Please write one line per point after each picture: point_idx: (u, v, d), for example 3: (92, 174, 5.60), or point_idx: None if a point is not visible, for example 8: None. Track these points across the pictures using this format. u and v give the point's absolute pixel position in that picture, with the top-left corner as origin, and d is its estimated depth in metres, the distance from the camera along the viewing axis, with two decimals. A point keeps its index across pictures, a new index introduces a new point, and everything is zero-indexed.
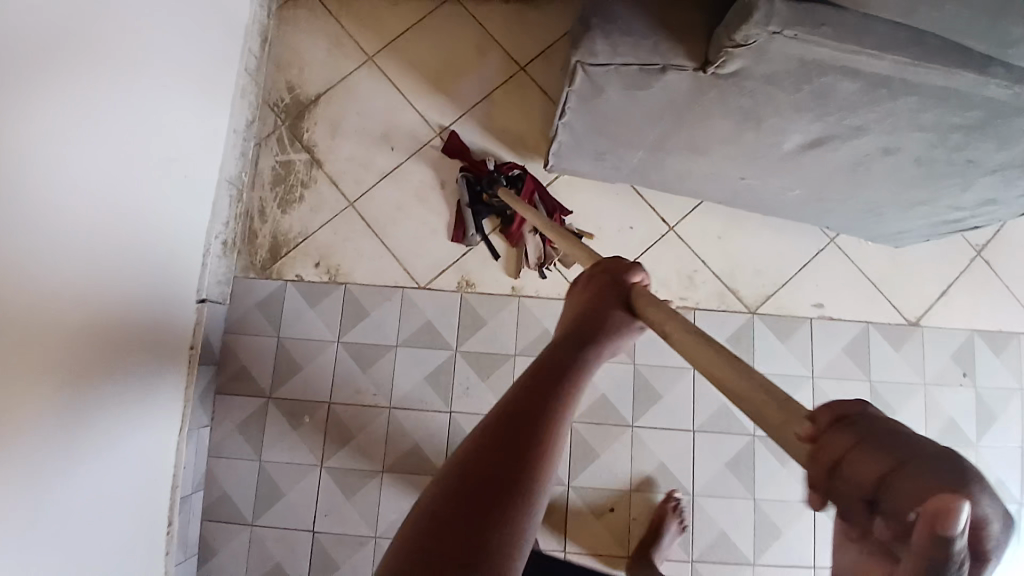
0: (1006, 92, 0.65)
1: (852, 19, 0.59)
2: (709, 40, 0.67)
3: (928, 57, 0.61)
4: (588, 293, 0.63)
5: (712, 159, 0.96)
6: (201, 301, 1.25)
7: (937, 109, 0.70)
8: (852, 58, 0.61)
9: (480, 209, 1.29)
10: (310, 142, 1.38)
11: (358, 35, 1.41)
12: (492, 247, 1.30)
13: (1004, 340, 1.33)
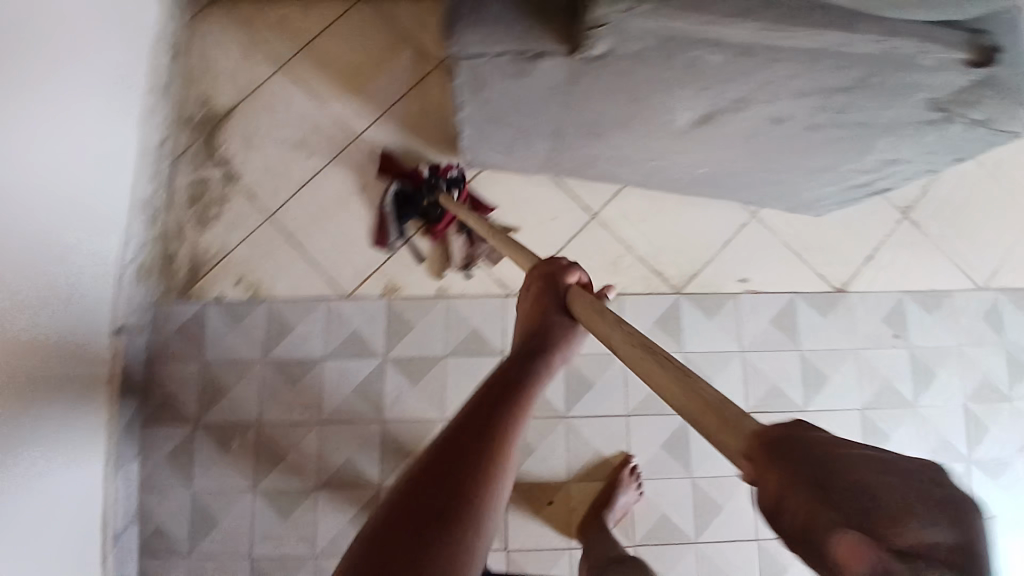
0: (877, 46, 0.60)
1: None
2: (573, 21, 0.66)
3: (784, 20, 0.58)
4: (534, 304, 0.71)
5: (615, 143, 0.94)
6: (115, 331, 1.18)
7: (811, 74, 0.66)
8: (709, 28, 0.59)
9: (407, 213, 1.27)
10: (225, 158, 1.32)
11: (270, 42, 1.36)
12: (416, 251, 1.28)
13: (935, 299, 1.33)
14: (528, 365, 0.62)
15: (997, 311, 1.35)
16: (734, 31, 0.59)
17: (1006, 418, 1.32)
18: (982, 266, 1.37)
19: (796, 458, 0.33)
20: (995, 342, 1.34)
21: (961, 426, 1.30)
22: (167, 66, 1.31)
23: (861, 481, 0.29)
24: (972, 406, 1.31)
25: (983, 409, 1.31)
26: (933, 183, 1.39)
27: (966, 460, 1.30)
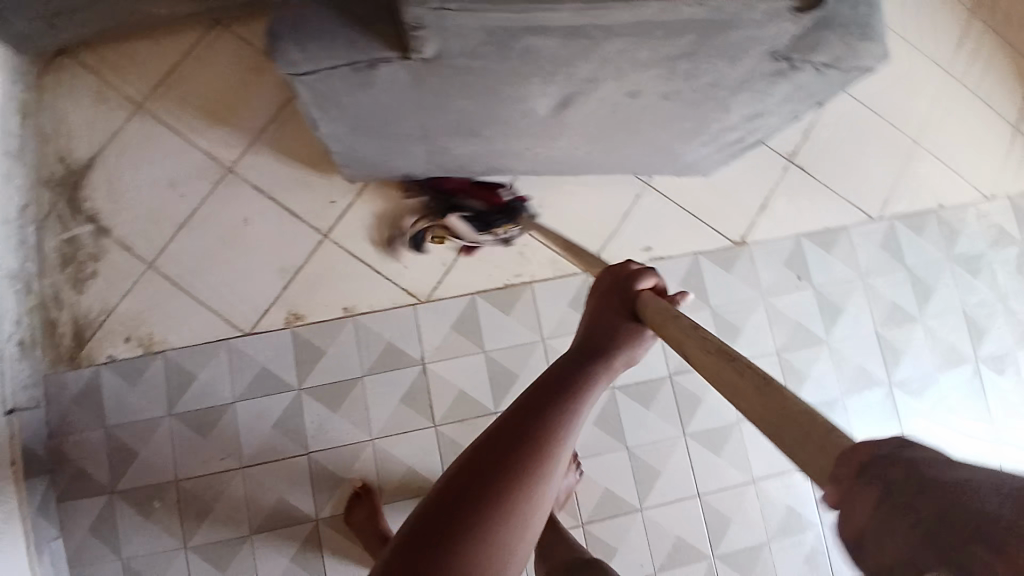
0: (700, 9, 0.58)
1: None
2: (399, 27, 0.63)
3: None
4: (599, 298, 0.62)
5: (489, 137, 0.91)
6: (8, 414, 1.08)
7: (648, 46, 0.63)
8: (527, 17, 0.56)
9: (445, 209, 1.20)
10: (92, 208, 1.21)
11: (122, 82, 1.24)
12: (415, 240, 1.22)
13: (831, 237, 1.35)
14: (591, 372, 0.54)
15: (894, 238, 1.38)
16: (557, 14, 0.57)
17: (918, 339, 1.36)
18: (875, 198, 1.38)
19: (890, 472, 0.29)
20: (897, 268, 1.37)
21: (876, 354, 1.33)
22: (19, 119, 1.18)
23: (954, 497, 0.26)
24: (883, 334, 1.34)
25: (895, 335, 1.35)
26: (817, 122, 1.38)
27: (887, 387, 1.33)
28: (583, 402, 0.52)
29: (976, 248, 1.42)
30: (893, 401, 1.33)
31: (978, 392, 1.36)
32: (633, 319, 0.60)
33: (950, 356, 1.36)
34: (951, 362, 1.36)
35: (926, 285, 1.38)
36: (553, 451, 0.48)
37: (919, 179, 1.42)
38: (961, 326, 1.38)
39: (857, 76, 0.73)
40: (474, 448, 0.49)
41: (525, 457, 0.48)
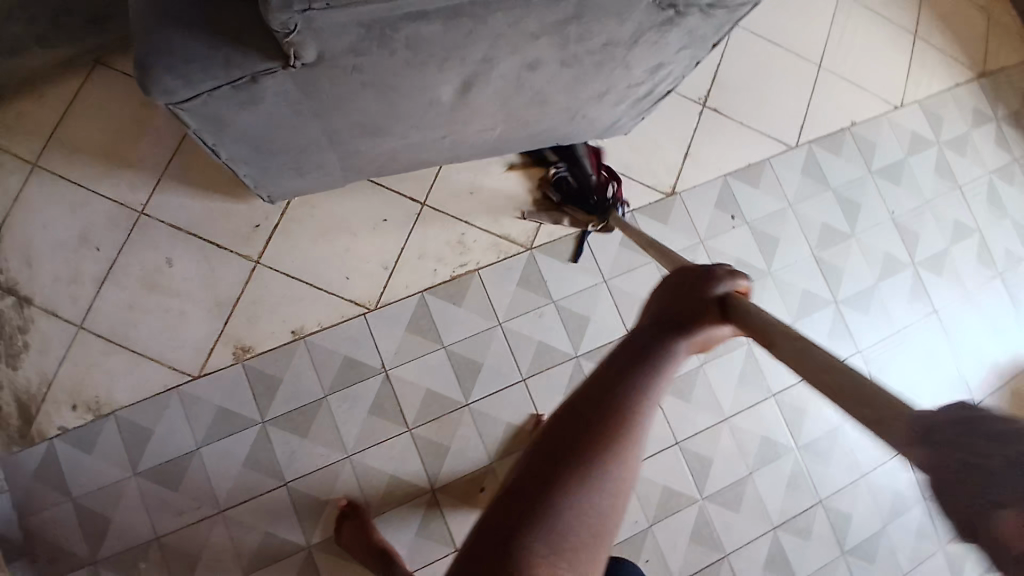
0: None
1: None
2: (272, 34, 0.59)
3: None
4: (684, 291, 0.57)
5: (399, 133, 0.89)
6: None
7: (532, 16, 0.62)
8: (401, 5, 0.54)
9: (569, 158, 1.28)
10: (10, 280, 1.14)
11: (9, 141, 1.16)
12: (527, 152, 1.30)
13: (757, 172, 1.38)
14: (670, 358, 0.50)
15: (816, 162, 1.42)
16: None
17: (855, 253, 1.41)
18: (791, 126, 1.42)
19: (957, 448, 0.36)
20: (824, 190, 1.42)
21: (819, 276, 1.38)
22: None
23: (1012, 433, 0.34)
24: (823, 255, 1.39)
25: (834, 254, 1.40)
26: (723, 62, 1.40)
27: (834, 305, 1.38)
28: (674, 363, 0.50)
29: (894, 156, 1.48)
30: (843, 317, 1.38)
31: (920, 292, 1.43)
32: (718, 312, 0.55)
33: (887, 263, 1.42)
34: (889, 269, 1.42)
35: (854, 201, 1.43)
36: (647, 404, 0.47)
37: (829, 99, 1.46)
38: (894, 234, 1.44)
39: (743, 10, 0.74)
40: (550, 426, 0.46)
41: (600, 439, 0.44)
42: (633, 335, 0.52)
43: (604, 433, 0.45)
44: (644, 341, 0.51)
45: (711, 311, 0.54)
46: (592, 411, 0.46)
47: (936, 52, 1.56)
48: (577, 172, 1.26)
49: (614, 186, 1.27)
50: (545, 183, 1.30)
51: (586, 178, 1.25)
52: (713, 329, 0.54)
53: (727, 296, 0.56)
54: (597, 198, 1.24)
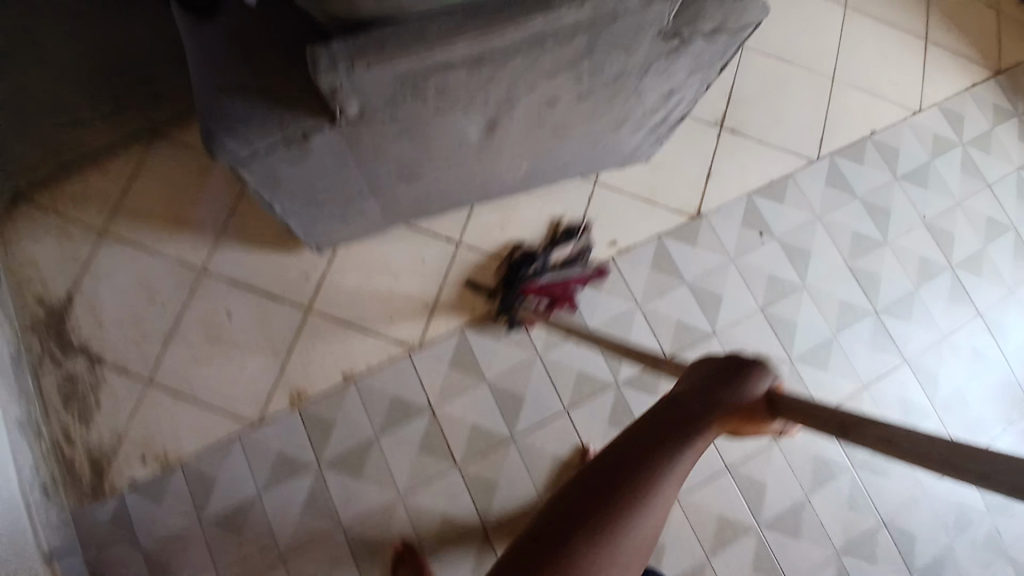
0: (582, 13, 0.62)
1: (406, 27, 0.58)
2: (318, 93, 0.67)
3: (491, 25, 0.60)
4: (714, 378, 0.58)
5: (432, 176, 0.96)
6: (48, 557, 1.06)
7: (547, 56, 0.68)
8: (430, 59, 0.60)
9: (574, 265, 1.29)
10: (83, 343, 1.24)
11: (80, 216, 1.28)
12: (577, 235, 1.33)
13: (781, 188, 1.41)
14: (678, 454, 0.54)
15: (840, 174, 1.44)
16: (454, 51, 0.60)
17: (889, 261, 1.40)
18: (810, 140, 1.45)
19: None
20: (850, 201, 1.42)
21: (855, 286, 1.37)
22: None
23: None
24: (857, 265, 1.39)
25: (868, 263, 1.39)
26: (735, 84, 1.45)
27: (873, 313, 1.37)
28: (684, 457, 0.54)
29: (918, 161, 1.48)
30: (883, 325, 1.36)
31: (962, 295, 1.40)
32: (743, 407, 0.55)
33: (924, 268, 1.41)
34: (927, 273, 1.40)
35: (883, 209, 1.43)
36: (645, 494, 0.53)
37: (845, 111, 1.48)
38: (928, 238, 1.43)
39: (744, 34, 0.79)
40: (557, 500, 0.56)
41: (596, 524, 0.52)
42: (648, 419, 0.57)
43: (600, 519, 0.52)
44: (669, 425, 0.55)
45: (750, 402, 0.55)
46: (594, 494, 0.54)
47: (948, 56, 1.58)
48: (538, 268, 1.28)
49: (540, 304, 1.27)
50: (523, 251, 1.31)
51: (534, 278, 1.27)
52: (750, 421, 0.55)
53: (763, 392, 0.55)
54: (515, 295, 1.26)
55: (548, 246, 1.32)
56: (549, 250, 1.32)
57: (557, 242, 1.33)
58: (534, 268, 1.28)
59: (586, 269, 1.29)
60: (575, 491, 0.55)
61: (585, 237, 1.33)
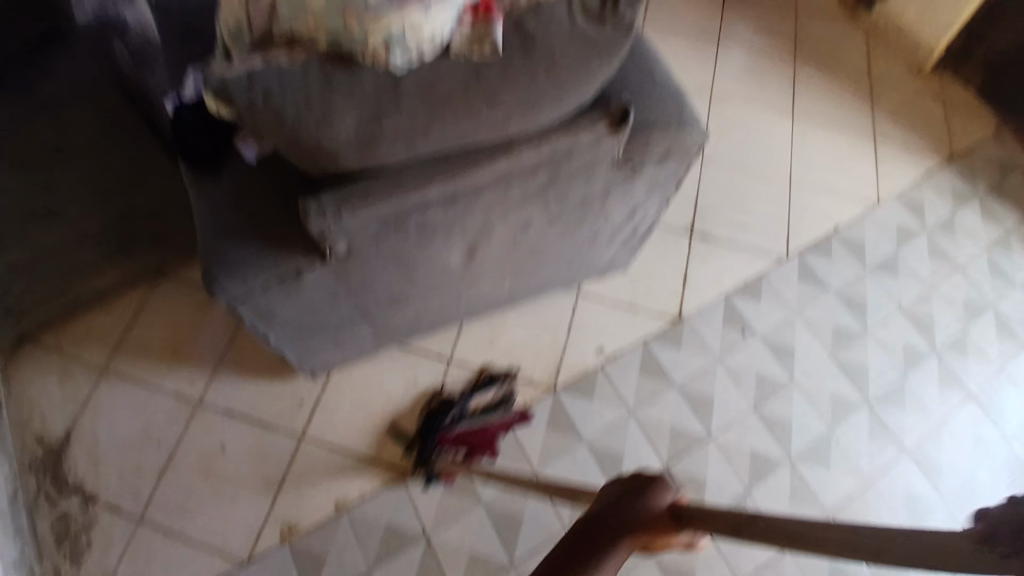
0: (542, 152, 0.69)
1: (386, 175, 0.66)
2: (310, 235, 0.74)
3: (460, 169, 0.67)
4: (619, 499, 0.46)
5: (418, 299, 1.01)
6: None
7: (513, 188, 0.75)
8: (408, 200, 0.67)
9: (494, 410, 1.30)
10: (79, 481, 1.22)
11: (85, 354, 1.32)
12: (498, 378, 1.33)
13: (756, 287, 1.47)
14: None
15: (811, 270, 1.51)
16: (429, 192, 0.67)
17: (872, 349, 1.43)
18: (778, 239, 1.53)
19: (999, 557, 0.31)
20: (825, 294, 1.48)
21: (841, 378, 1.39)
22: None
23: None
24: (842, 356, 1.42)
25: (852, 353, 1.42)
26: (700, 195, 1.57)
27: (866, 403, 1.37)
28: None
29: (885, 251, 1.55)
30: (877, 415, 1.36)
31: (950, 380, 1.41)
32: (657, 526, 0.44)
33: (908, 354, 1.44)
34: (911, 359, 1.43)
35: (858, 300, 1.49)
36: None
37: (807, 211, 1.58)
38: (906, 325, 1.47)
39: (694, 156, 0.87)
40: None
41: None
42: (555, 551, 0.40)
43: None
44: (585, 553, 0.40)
45: (662, 518, 0.44)
46: None
47: (903, 151, 1.69)
48: (454, 417, 1.28)
49: (457, 453, 1.26)
50: (443, 397, 1.31)
51: (451, 427, 1.27)
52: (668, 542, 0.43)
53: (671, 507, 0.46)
54: (431, 447, 1.26)
55: (469, 391, 1.32)
56: (469, 396, 1.31)
57: (478, 388, 1.32)
58: (452, 416, 1.28)
59: (506, 412, 1.30)
60: None
61: (508, 382, 1.33)
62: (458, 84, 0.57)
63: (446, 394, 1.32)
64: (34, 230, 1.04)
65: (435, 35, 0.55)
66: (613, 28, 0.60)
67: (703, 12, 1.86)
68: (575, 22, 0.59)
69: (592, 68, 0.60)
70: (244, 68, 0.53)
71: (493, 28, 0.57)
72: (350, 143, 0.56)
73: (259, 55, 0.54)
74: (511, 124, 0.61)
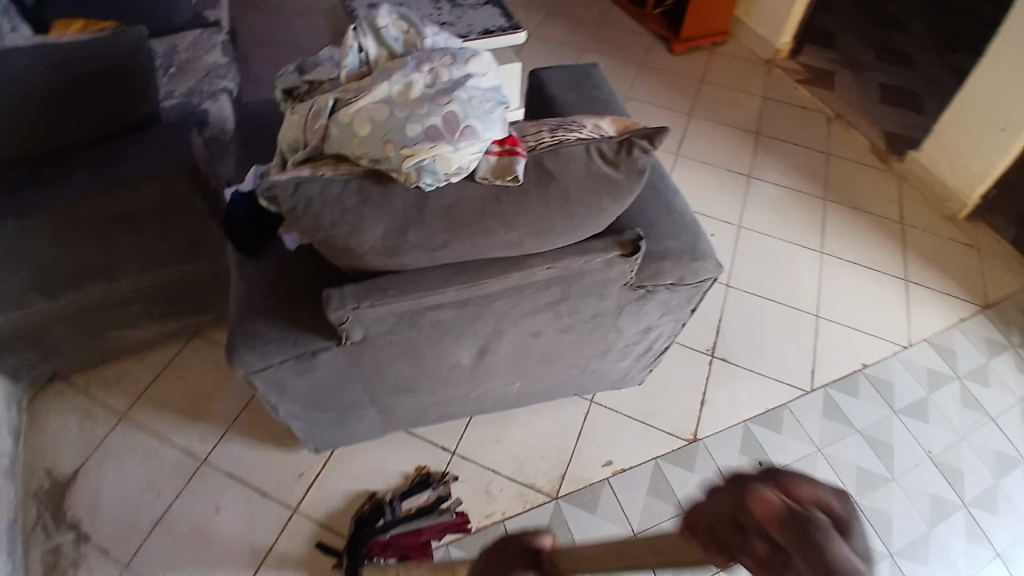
0: (555, 269, 0.73)
1: (407, 276, 0.70)
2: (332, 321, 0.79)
3: (476, 278, 0.71)
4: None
5: (428, 390, 1.04)
6: None
7: (526, 298, 0.79)
8: (424, 300, 0.71)
9: (427, 512, 1.26)
10: (76, 519, 1.23)
11: (109, 398, 1.38)
12: (429, 480, 1.30)
13: (776, 417, 1.44)
14: None
15: (834, 405, 1.47)
16: (444, 295, 0.72)
17: (899, 497, 1.36)
18: (802, 372, 1.52)
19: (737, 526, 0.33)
20: (849, 433, 1.43)
21: (867, 525, 1.31)
22: (13, 445, 1.27)
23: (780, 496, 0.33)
24: (866, 501, 1.35)
25: (876, 499, 1.35)
26: (722, 317, 1.59)
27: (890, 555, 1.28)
28: None
29: (914, 395, 1.50)
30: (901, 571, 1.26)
31: (985, 541, 1.31)
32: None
33: (936, 506, 1.35)
34: (940, 512, 1.34)
35: (883, 443, 1.43)
36: None
37: (832, 345, 1.57)
38: (935, 475, 1.39)
39: (707, 287, 0.91)
40: None
41: None
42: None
43: None
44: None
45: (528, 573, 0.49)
46: None
47: (932, 294, 1.69)
48: (386, 521, 1.23)
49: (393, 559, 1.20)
50: (375, 500, 1.27)
51: (383, 531, 1.22)
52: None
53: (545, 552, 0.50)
54: (363, 552, 1.19)
55: (401, 494, 1.28)
56: (399, 499, 1.27)
57: (410, 491, 1.29)
58: (383, 519, 1.24)
59: (443, 514, 1.26)
60: None
61: (445, 485, 1.31)
62: (479, 207, 0.63)
63: (379, 497, 1.28)
64: (88, 283, 1.13)
65: (463, 166, 0.61)
66: (625, 173, 0.65)
67: (738, 148, 1.96)
68: (591, 163, 0.65)
69: (601, 204, 0.66)
70: (292, 177, 0.59)
71: (515, 165, 0.63)
72: (375, 249, 0.63)
73: (307, 168, 0.62)
74: (523, 241, 0.66)
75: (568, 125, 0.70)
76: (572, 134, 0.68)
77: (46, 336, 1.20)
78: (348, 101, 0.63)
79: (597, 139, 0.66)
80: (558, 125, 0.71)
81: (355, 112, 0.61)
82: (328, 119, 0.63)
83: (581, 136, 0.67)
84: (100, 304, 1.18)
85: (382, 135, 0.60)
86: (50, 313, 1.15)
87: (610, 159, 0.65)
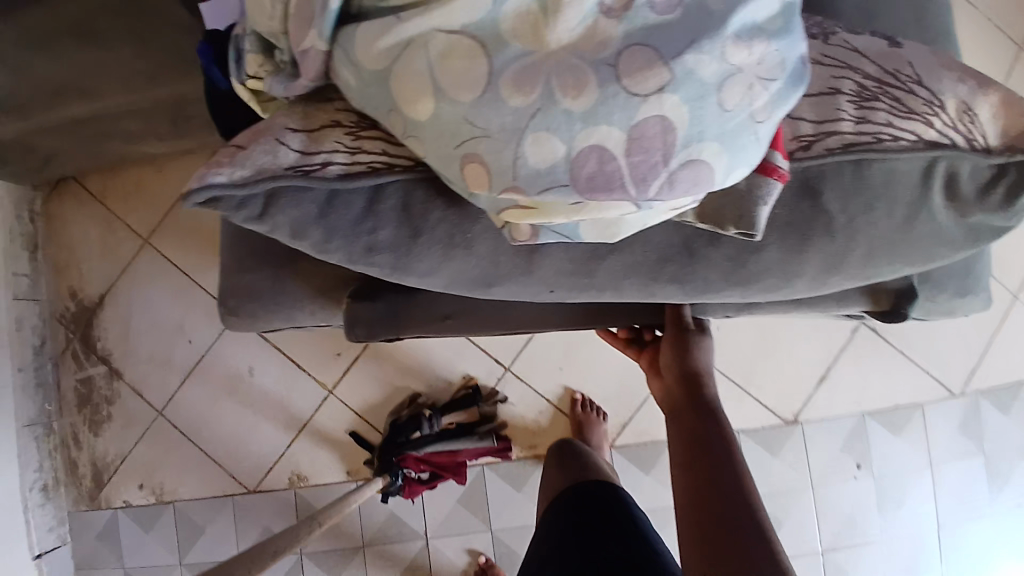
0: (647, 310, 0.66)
1: (478, 314, 0.63)
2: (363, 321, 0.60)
3: (537, 323, 0.64)
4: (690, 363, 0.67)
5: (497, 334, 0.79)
6: None
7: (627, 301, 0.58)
8: (484, 330, 0.66)
9: (464, 432, 1.12)
10: (106, 350, 1.17)
11: (128, 215, 1.18)
12: (470, 398, 1.14)
13: (903, 416, 1.14)
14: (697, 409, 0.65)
15: (975, 419, 1.16)
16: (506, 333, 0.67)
17: (990, 537, 1.15)
18: (958, 370, 1.15)
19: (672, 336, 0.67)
20: (974, 455, 1.15)
21: (942, 555, 1.14)
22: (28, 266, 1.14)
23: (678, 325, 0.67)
24: (953, 531, 1.14)
25: (962, 534, 1.15)
26: None
27: None
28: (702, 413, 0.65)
29: None
30: None
31: None
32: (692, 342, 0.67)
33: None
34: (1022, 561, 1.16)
35: (1007, 477, 1.16)
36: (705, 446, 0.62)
37: (1014, 341, 1.16)
38: None
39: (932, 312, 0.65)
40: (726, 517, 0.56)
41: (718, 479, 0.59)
42: None
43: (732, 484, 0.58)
44: None
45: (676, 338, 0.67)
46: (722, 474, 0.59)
47: None
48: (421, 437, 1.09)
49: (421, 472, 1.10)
50: (415, 407, 1.14)
51: (417, 445, 1.09)
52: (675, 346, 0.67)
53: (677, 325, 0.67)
54: (391, 460, 1.07)
55: (443, 407, 1.13)
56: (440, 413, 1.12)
57: (453, 406, 1.14)
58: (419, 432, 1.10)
59: (483, 442, 1.12)
60: (722, 495, 0.58)
61: (492, 406, 1.15)
62: (657, 257, 0.52)
63: (421, 404, 1.15)
64: (77, 103, 0.84)
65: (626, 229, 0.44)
66: (965, 230, 0.50)
67: None
68: (929, 194, 0.48)
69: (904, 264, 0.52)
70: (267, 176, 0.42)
71: (760, 209, 0.44)
72: (466, 281, 0.51)
73: (299, 140, 0.43)
74: (697, 297, 0.56)
75: (896, 86, 0.46)
76: (909, 122, 0.46)
77: (34, 150, 0.98)
78: (383, 14, 0.38)
79: (966, 150, 0.45)
80: (875, 80, 0.47)
81: (395, 53, 0.38)
82: (330, 44, 0.40)
83: (926, 133, 0.46)
84: (88, 120, 0.90)
85: (453, 136, 0.38)
86: (25, 129, 0.90)
87: (963, 195, 0.48)
